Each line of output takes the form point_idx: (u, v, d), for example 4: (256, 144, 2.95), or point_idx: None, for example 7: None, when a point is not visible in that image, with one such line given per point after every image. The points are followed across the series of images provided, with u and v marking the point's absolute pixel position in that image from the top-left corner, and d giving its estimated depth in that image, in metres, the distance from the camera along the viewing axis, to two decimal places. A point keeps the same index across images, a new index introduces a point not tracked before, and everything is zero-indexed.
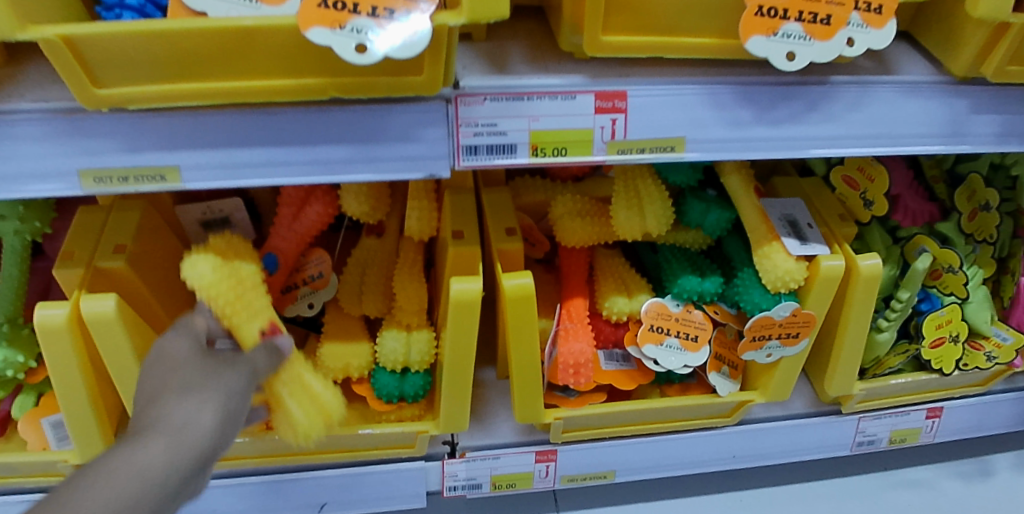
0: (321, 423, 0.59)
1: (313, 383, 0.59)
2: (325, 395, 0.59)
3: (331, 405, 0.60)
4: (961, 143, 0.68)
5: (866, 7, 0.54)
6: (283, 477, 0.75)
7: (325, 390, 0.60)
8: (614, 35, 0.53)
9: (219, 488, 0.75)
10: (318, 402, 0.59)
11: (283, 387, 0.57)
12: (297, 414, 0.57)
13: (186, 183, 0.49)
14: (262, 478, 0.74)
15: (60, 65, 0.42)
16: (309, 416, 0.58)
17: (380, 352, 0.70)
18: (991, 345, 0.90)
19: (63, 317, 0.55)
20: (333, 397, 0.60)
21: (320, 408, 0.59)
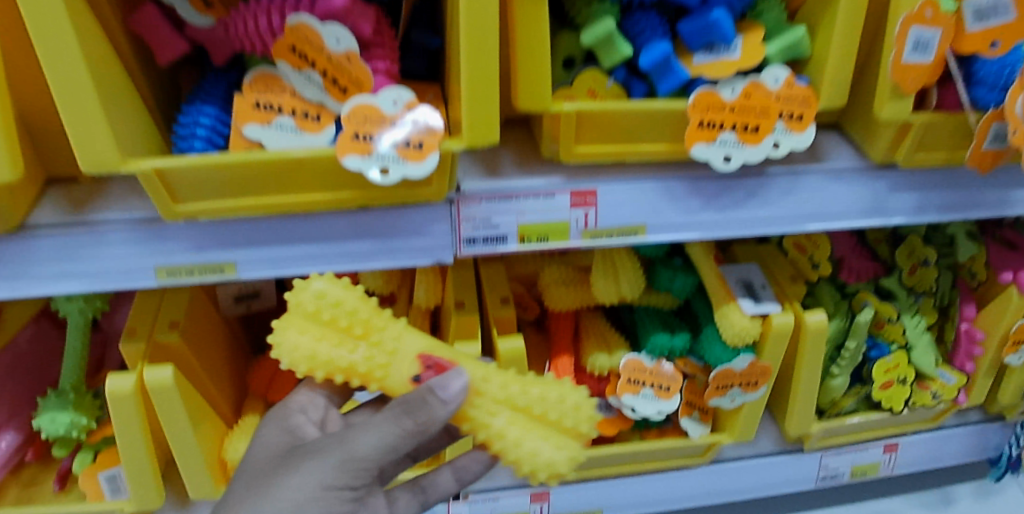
0: (575, 446, 0.58)
1: (536, 403, 0.57)
2: (564, 410, 0.57)
3: (581, 426, 0.58)
4: (885, 217, 0.80)
5: (788, 116, 0.67)
6: None
7: (564, 404, 0.57)
8: (584, 145, 0.66)
9: None
10: (541, 422, 0.57)
11: (517, 438, 0.56)
12: (545, 449, 0.56)
13: (241, 273, 0.61)
14: None
15: (150, 188, 0.54)
16: (559, 446, 0.57)
17: None
18: (937, 384, 1.00)
19: (131, 385, 0.64)
20: (571, 411, 0.57)
21: (563, 429, 0.58)
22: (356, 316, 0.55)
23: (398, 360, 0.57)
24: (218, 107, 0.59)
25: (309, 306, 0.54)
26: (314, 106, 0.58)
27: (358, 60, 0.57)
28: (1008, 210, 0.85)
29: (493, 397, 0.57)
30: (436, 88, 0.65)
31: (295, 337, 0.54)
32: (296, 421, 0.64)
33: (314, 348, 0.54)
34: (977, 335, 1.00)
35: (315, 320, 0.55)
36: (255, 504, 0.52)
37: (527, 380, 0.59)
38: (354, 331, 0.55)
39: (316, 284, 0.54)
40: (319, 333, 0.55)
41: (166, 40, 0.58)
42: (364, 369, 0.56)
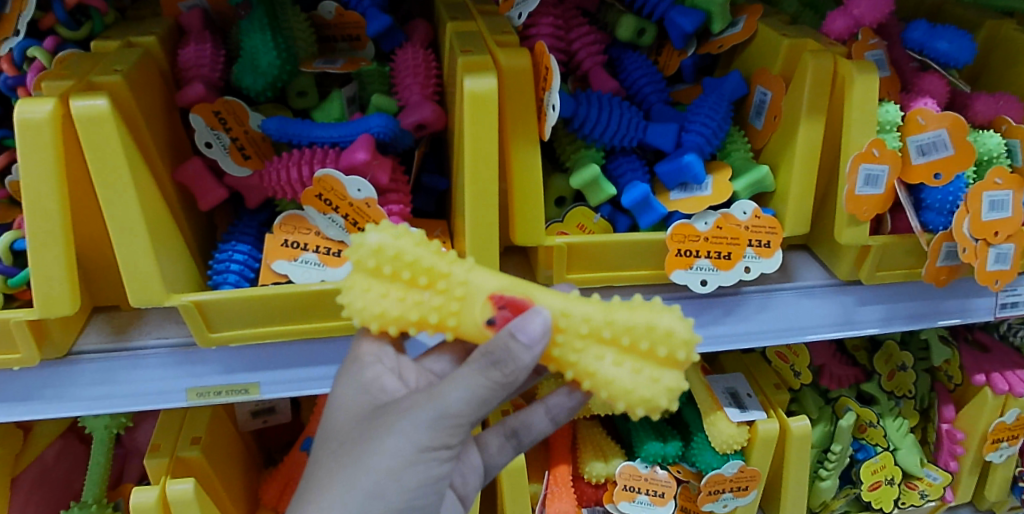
0: (677, 377, 0.51)
1: (622, 333, 0.51)
2: (652, 320, 0.50)
3: (678, 354, 0.50)
4: (856, 328, 0.86)
5: (757, 243, 0.75)
6: None
7: (657, 329, 0.50)
8: (576, 273, 0.73)
9: None
10: (638, 355, 0.51)
11: (607, 375, 0.50)
12: (637, 384, 0.50)
13: (263, 393, 0.66)
14: None
15: (189, 319, 0.60)
16: (659, 381, 0.50)
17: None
18: (923, 484, 1.04)
19: (152, 499, 0.68)
20: (665, 340, 0.50)
21: (660, 361, 0.51)
22: (417, 267, 0.50)
23: (467, 306, 0.51)
24: (252, 245, 0.67)
25: (368, 263, 0.50)
26: (336, 243, 0.66)
27: (376, 205, 0.64)
28: (971, 318, 0.91)
29: (576, 333, 0.51)
30: (444, 223, 0.73)
31: (359, 297, 0.51)
32: (375, 375, 0.54)
33: (381, 306, 0.51)
34: (958, 435, 1.04)
35: (379, 275, 0.51)
36: (346, 480, 0.47)
37: (611, 307, 0.52)
38: (419, 282, 0.51)
39: (371, 237, 0.50)
40: (382, 289, 0.51)
41: (208, 189, 0.65)
42: (434, 320, 0.51)
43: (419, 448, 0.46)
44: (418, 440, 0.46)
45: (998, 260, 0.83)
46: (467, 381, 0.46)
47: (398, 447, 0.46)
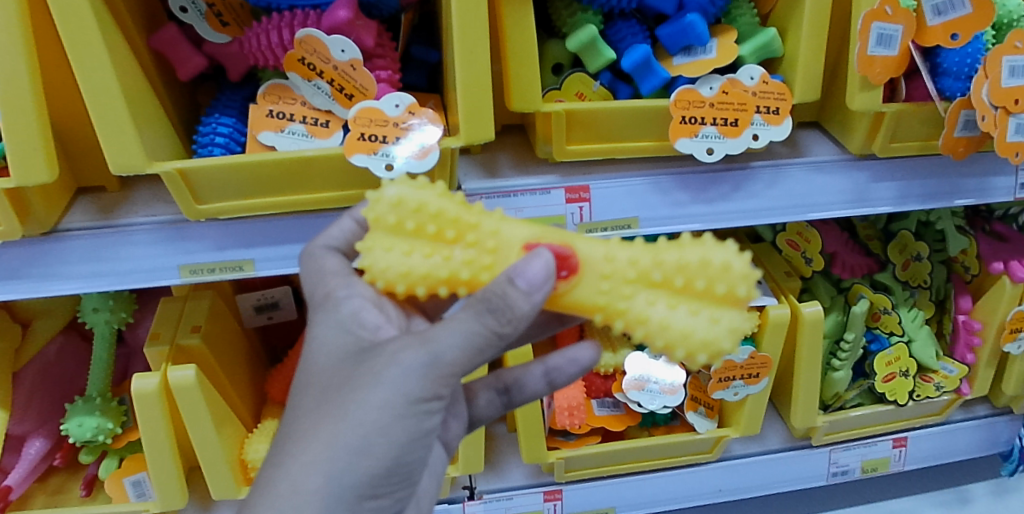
0: (735, 318, 0.46)
1: (673, 272, 0.46)
2: (705, 258, 0.45)
3: (737, 289, 0.45)
4: (871, 207, 0.81)
5: (765, 110, 0.71)
6: None
7: (706, 269, 0.45)
8: (576, 144, 0.70)
9: None
10: (689, 295, 0.46)
11: (662, 320, 0.45)
12: (699, 327, 0.45)
13: (258, 270, 0.65)
14: None
15: (174, 190, 0.59)
16: (718, 325, 0.46)
17: None
18: (939, 376, 0.99)
19: (154, 384, 0.69)
20: (726, 278, 0.45)
21: (718, 300, 0.46)
22: (443, 218, 0.46)
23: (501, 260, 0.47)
24: (236, 118, 0.65)
25: (388, 219, 0.46)
26: (324, 112, 0.63)
27: (361, 66, 0.61)
28: (989, 199, 0.85)
29: (623, 277, 0.47)
30: (436, 97, 0.71)
31: (382, 256, 0.47)
32: (352, 310, 0.50)
33: (405, 264, 0.46)
34: (975, 325, 1.00)
35: (401, 232, 0.47)
36: (328, 432, 0.43)
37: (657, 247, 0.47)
38: (446, 235, 0.47)
39: (388, 191, 0.47)
40: (406, 247, 0.47)
41: (186, 58, 0.64)
42: (467, 275, 0.47)
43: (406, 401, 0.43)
44: (406, 391, 0.43)
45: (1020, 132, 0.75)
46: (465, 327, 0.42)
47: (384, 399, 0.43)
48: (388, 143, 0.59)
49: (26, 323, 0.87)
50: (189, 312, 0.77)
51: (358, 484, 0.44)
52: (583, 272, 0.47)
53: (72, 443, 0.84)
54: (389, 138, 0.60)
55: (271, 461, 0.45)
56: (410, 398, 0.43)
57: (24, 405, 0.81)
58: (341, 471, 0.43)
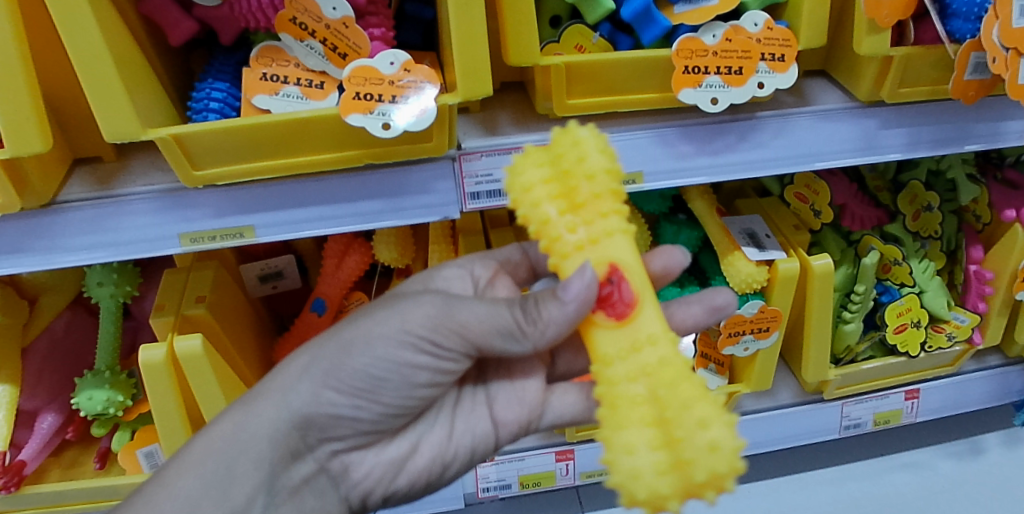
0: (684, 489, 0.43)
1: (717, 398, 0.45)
2: (699, 442, 0.42)
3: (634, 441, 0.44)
4: (878, 155, 0.79)
5: (771, 57, 0.69)
6: None
7: (698, 438, 0.42)
8: (576, 99, 0.69)
9: None
10: (664, 435, 0.44)
11: (621, 420, 0.45)
12: (637, 442, 0.44)
13: (259, 237, 0.65)
14: None
15: (170, 155, 0.58)
16: (668, 479, 0.43)
17: None
18: (951, 326, 0.98)
19: (161, 355, 0.69)
20: (702, 452, 0.42)
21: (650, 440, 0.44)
22: (594, 183, 0.47)
23: (597, 250, 0.48)
24: (229, 83, 0.64)
25: (560, 148, 0.48)
26: (317, 74, 0.62)
27: (353, 24, 0.61)
28: (999, 143, 0.83)
29: (641, 364, 0.46)
30: (432, 54, 0.70)
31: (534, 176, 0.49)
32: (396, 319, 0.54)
33: (535, 185, 0.48)
34: (986, 275, 0.98)
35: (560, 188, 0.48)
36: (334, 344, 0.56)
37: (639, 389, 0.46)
38: (578, 197, 0.48)
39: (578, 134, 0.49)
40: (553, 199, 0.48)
41: (175, 22, 0.63)
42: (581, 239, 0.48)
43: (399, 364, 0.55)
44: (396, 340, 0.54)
45: None
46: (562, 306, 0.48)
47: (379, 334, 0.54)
48: (385, 104, 0.58)
49: (34, 299, 0.87)
50: (197, 283, 0.77)
51: (342, 391, 0.55)
52: (630, 320, 0.48)
53: (83, 417, 0.85)
54: (387, 98, 0.58)
55: (257, 382, 0.57)
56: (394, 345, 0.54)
57: (35, 379, 0.83)
58: (322, 371, 0.55)
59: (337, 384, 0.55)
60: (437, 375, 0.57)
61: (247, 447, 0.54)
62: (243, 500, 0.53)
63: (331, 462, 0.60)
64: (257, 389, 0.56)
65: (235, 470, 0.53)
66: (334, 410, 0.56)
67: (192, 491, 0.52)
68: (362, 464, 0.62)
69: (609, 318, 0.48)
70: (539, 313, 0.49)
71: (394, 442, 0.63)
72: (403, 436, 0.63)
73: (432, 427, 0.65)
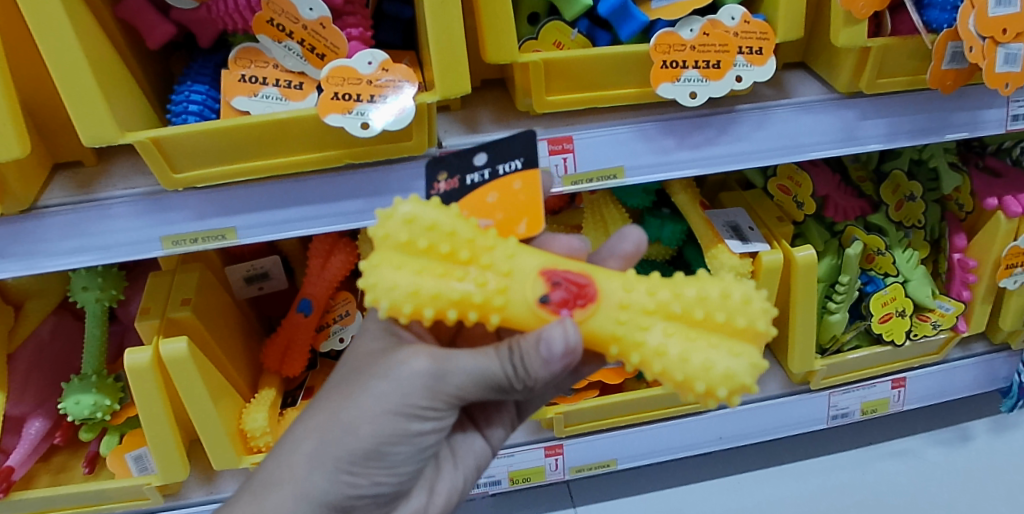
0: (755, 353, 0.45)
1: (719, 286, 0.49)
2: (736, 314, 0.45)
3: (707, 375, 0.43)
4: (859, 145, 0.79)
5: (748, 51, 0.69)
6: None
7: (741, 305, 0.45)
8: (556, 95, 0.69)
9: None
10: (712, 330, 0.45)
11: (682, 353, 0.44)
12: (720, 358, 0.44)
13: (241, 239, 0.65)
14: None
15: (149, 158, 0.58)
16: (743, 354, 0.44)
17: (249, 429, 0.79)
18: (936, 315, 0.99)
19: (147, 359, 0.69)
20: (741, 308, 0.45)
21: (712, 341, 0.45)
22: (457, 238, 0.46)
23: (517, 279, 0.46)
24: (208, 85, 0.64)
25: (400, 236, 0.46)
26: (296, 75, 0.62)
27: (331, 25, 0.61)
28: (979, 132, 0.83)
29: (641, 309, 0.46)
30: (411, 54, 0.70)
31: (391, 274, 0.45)
32: (389, 382, 0.50)
33: (417, 283, 0.45)
34: (970, 263, 0.99)
35: (414, 251, 0.46)
36: (332, 415, 0.51)
37: (664, 325, 0.45)
38: (459, 256, 0.46)
39: (402, 207, 0.47)
40: (416, 265, 0.46)
41: (152, 25, 0.63)
42: (480, 298, 0.45)
43: (408, 424, 0.51)
44: (394, 400, 0.50)
45: (1007, 63, 0.72)
46: (548, 356, 0.44)
47: (380, 398, 0.50)
48: (363, 103, 0.58)
49: (19, 305, 0.89)
50: (182, 286, 0.78)
51: (353, 469, 0.52)
52: (600, 302, 0.46)
53: (70, 422, 0.85)
54: (365, 98, 0.58)
55: (259, 474, 0.53)
56: (396, 407, 0.50)
57: (21, 385, 0.83)
58: (328, 444, 0.51)
59: (348, 455, 0.51)
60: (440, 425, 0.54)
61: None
62: None
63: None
64: (265, 480, 0.52)
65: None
66: (354, 486, 0.53)
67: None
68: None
69: (585, 307, 0.46)
70: (527, 368, 0.47)
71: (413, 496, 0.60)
72: (418, 489, 0.61)
73: (440, 472, 0.63)
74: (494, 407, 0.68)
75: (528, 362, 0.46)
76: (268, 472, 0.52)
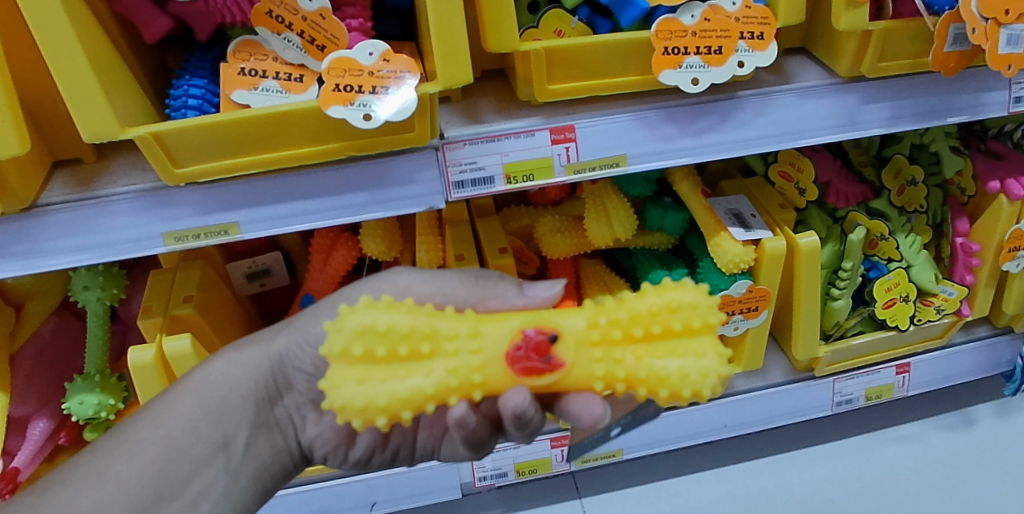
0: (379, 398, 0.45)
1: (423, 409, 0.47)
2: (395, 390, 0.46)
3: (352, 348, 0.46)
4: (862, 130, 0.79)
5: (750, 35, 0.68)
6: (346, 480, 0.93)
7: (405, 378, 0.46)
8: (557, 84, 0.69)
9: (319, 490, 0.93)
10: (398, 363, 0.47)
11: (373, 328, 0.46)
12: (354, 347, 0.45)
13: (243, 233, 0.64)
14: (345, 481, 0.93)
15: (150, 153, 0.57)
16: (363, 386, 0.46)
17: None
18: (939, 300, 0.98)
19: (151, 356, 0.69)
20: (396, 375, 0.46)
21: (377, 364, 0.46)
22: (638, 337, 0.48)
23: (583, 338, 0.49)
24: (207, 79, 0.63)
25: (688, 323, 0.49)
26: (296, 67, 0.62)
27: (331, 16, 0.61)
28: (982, 115, 0.82)
29: (444, 335, 0.48)
30: (410, 44, 0.70)
31: (656, 295, 0.49)
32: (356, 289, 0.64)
33: (659, 300, 0.49)
34: (974, 247, 0.98)
35: (667, 329, 0.48)
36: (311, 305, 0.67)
37: (414, 335, 0.47)
38: (634, 333, 0.48)
39: (707, 360, 0.48)
40: (659, 306, 0.49)
41: (150, 19, 0.62)
42: (595, 309, 0.50)
43: None
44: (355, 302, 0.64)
45: (1009, 44, 0.72)
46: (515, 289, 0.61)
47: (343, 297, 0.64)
48: (366, 95, 0.58)
49: (20, 305, 0.89)
50: (184, 283, 0.77)
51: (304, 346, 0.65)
52: (493, 354, 0.48)
53: (75, 422, 0.85)
54: (367, 89, 0.58)
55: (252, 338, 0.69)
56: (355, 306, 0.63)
57: (25, 386, 0.82)
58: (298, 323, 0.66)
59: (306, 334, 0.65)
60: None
61: (236, 382, 0.64)
62: (231, 426, 0.63)
63: (296, 416, 0.68)
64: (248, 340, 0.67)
65: (226, 400, 0.63)
66: (299, 361, 0.65)
67: (194, 411, 0.60)
68: (315, 424, 0.69)
69: (515, 349, 0.48)
70: (488, 290, 0.61)
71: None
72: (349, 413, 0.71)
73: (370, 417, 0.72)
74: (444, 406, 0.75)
75: (508, 288, 0.61)
76: (255, 337, 0.68)
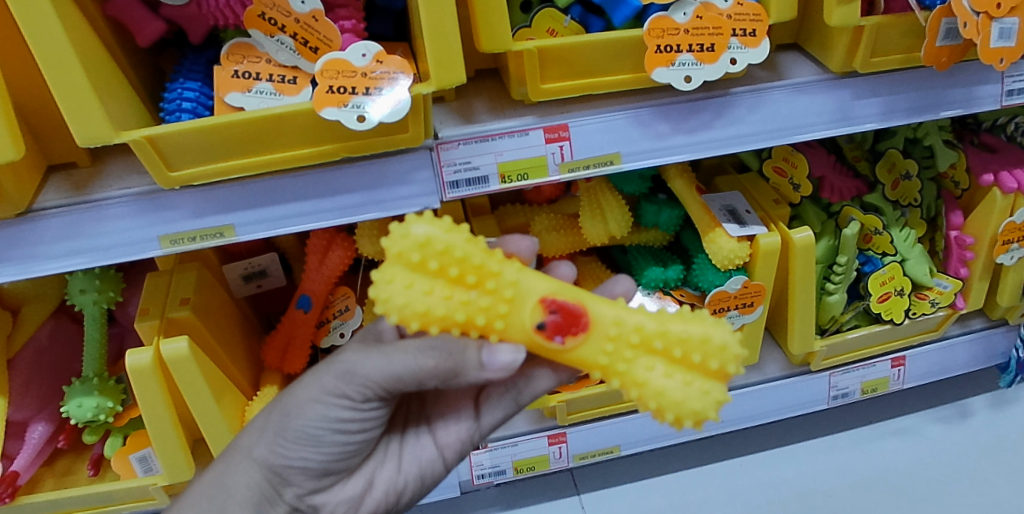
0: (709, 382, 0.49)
1: (675, 344, 0.48)
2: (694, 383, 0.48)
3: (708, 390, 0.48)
4: (854, 125, 0.79)
5: (742, 32, 0.69)
6: None
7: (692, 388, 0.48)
8: (550, 83, 0.69)
9: None
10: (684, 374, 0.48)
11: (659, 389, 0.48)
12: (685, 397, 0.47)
13: (239, 236, 0.65)
14: None
15: (144, 156, 0.57)
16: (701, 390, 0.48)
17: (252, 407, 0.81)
18: (934, 293, 0.99)
19: (148, 359, 0.69)
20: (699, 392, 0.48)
21: (694, 377, 0.48)
22: (468, 263, 0.47)
23: (518, 302, 0.50)
24: (201, 82, 0.63)
25: (412, 256, 0.47)
26: (290, 69, 0.62)
27: (324, 17, 0.61)
28: (974, 108, 0.83)
29: (619, 349, 0.49)
30: (403, 45, 0.70)
31: (390, 287, 0.47)
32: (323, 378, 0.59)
33: (425, 303, 0.47)
34: (967, 240, 0.99)
35: (422, 269, 0.47)
36: (285, 397, 0.62)
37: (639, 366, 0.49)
38: (467, 279, 0.48)
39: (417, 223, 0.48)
40: (426, 285, 0.47)
41: (143, 23, 0.63)
42: (483, 320, 0.49)
43: (329, 412, 0.60)
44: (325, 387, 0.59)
45: (1001, 38, 0.72)
46: None
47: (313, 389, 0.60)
48: (358, 96, 0.58)
49: (17, 309, 0.89)
50: (181, 285, 0.78)
51: (288, 442, 0.61)
52: (592, 331, 0.50)
53: (74, 425, 0.86)
54: (360, 90, 0.58)
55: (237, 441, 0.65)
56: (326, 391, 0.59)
57: (22, 391, 0.82)
58: (277, 423, 0.61)
59: (290, 433, 0.61)
60: (358, 420, 0.61)
61: (231, 495, 0.61)
62: None
63: (303, 504, 0.65)
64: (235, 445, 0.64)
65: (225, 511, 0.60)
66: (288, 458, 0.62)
67: None
68: (330, 498, 0.67)
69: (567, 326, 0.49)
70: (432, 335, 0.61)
71: (352, 481, 0.68)
72: (358, 474, 0.68)
73: (382, 465, 0.70)
74: (447, 408, 0.72)
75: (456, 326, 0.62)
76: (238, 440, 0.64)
